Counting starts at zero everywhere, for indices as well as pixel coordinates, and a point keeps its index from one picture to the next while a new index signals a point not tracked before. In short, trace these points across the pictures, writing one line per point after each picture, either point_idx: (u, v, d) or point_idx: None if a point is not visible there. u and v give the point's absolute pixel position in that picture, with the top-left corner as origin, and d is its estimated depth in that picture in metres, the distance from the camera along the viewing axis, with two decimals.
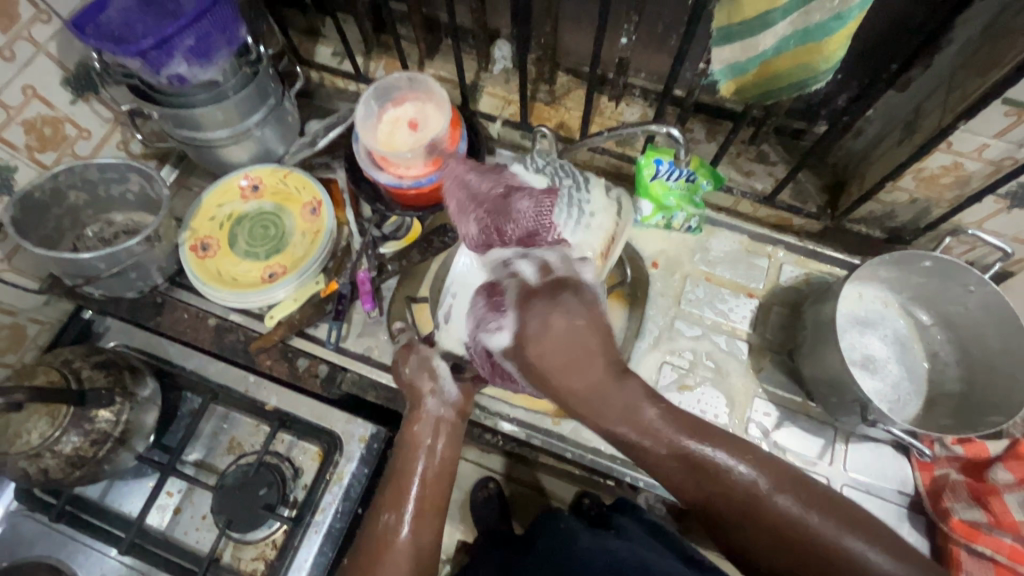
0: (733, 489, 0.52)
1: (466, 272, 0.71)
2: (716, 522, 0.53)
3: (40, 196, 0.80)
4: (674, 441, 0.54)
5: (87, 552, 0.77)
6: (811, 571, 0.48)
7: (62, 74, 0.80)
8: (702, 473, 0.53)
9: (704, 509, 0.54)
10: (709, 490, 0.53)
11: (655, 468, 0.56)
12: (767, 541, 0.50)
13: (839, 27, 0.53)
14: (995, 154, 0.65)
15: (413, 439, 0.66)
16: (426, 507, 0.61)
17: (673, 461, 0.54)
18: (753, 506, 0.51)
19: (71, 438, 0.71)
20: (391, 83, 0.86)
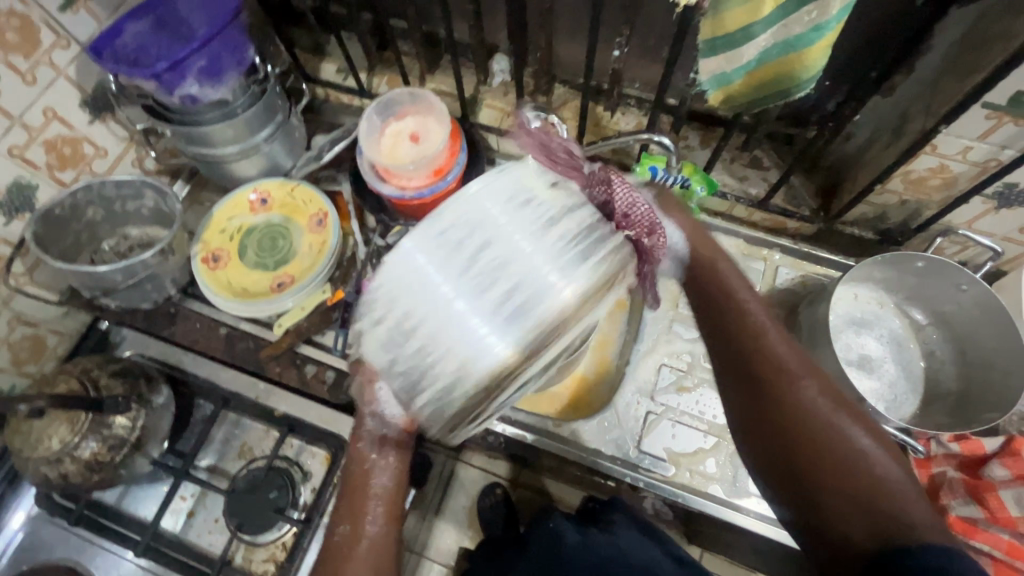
0: (781, 367, 0.55)
1: (410, 254, 0.48)
2: (743, 378, 0.56)
3: (60, 212, 0.84)
4: (743, 307, 0.57)
5: (104, 555, 0.81)
6: (802, 441, 0.52)
7: (81, 96, 0.85)
8: (758, 341, 0.56)
9: (737, 366, 0.57)
10: (745, 360, 0.56)
11: (719, 320, 0.58)
12: (782, 416, 0.54)
13: (818, 37, 0.55)
14: (980, 156, 0.67)
15: (358, 455, 0.56)
16: (387, 520, 0.55)
17: (732, 314, 0.57)
18: (785, 390, 0.54)
19: (89, 443, 0.74)
20: (393, 98, 0.89)
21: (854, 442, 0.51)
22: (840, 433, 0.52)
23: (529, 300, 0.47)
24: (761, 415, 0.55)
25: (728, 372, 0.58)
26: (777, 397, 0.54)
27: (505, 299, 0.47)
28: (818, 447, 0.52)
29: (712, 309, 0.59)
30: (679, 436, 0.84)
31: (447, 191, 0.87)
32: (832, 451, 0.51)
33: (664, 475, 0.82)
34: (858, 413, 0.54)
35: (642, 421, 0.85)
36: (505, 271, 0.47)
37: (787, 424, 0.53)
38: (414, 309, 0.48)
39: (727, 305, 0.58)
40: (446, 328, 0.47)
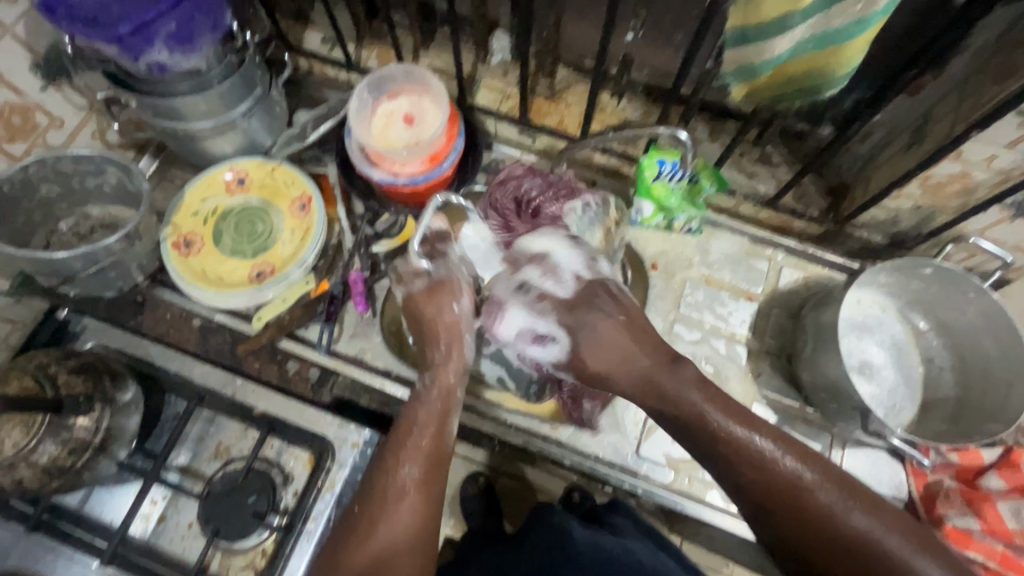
0: (797, 499, 0.54)
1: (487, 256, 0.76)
2: (755, 503, 0.56)
3: (9, 189, 0.76)
4: (722, 427, 0.58)
5: (68, 563, 0.73)
6: (830, 556, 0.51)
7: (31, 58, 0.75)
8: (761, 471, 0.55)
9: (738, 490, 0.57)
10: (758, 489, 0.55)
11: (710, 450, 0.59)
12: (804, 534, 0.53)
13: (860, 32, 0.51)
14: (1005, 165, 0.64)
15: (407, 418, 0.65)
16: (432, 460, 0.62)
17: (715, 440, 0.58)
18: (817, 515, 0.52)
19: (47, 448, 0.67)
20: (385, 74, 0.82)
21: (900, 561, 0.50)
22: (880, 550, 0.50)
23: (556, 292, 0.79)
24: (797, 547, 0.53)
25: (735, 499, 0.58)
26: (807, 530, 0.53)
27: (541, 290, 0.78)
28: (853, 567, 0.51)
29: (712, 453, 0.59)
30: (678, 441, 0.82)
31: (442, 178, 0.82)
32: (879, 574, 0.50)
33: (663, 481, 0.80)
34: (878, 508, 0.52)
35: (641, 424, 0.83)
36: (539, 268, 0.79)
37: (827, 554, 0.52)
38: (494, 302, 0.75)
39: (714, 440, 0.58)
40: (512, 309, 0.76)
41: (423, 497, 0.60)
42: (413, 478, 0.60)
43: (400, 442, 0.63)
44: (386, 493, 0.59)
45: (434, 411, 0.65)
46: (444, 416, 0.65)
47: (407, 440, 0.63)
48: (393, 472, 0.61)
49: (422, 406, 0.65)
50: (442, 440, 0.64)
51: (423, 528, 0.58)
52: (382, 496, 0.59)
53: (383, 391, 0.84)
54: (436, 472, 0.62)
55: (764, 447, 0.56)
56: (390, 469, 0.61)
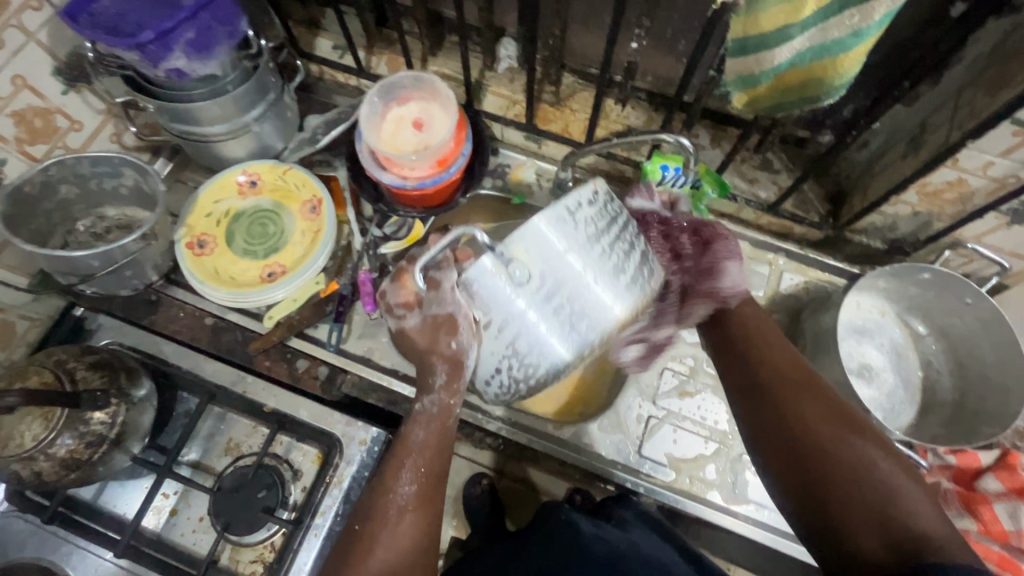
0: (790, 378, 0.59)
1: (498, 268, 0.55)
2: (770, 402, 0.59)
3: (30, 190, 0.78)
4: (761, 337, 0.64)
5: (81, 554, 0.75)
6: (831, 457, 0.53)
7: (53, 63, 0.78)
8: (764, 355, 0.62)
9: (760, 389, 0.60)
10: (755, 366, 0.62)
11: (745, 354, 0.63)
12: (810, 432, 0.55)
13: (857, 44, 0.53)
14: (1000, 173, 0.66)
15: (404, 438, 0.66)
16: (428, 479, 0.64)
17: (752, 346, 0.63)
18: (796, 399, 0.58)
19: (65, 441, 0.69)
20: (396, 81, 0.84)
21: (861, 448, 0.53)
22: (850, 441, 0.54)
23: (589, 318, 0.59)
24: (771, 420, 0.58)
25: (751, 402, 0.61)
26: (787, 405, 0.58)
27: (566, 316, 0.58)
28: (851, 476, 0.52)
29: (745, 356, 0.63)
30: (679, 441, 0.83)
31: (450, 182, 0.84)
32: (839, 456, 0.53)
33: (664, 480, 0.81)
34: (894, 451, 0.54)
35: (643, 423, 0.84)
36: (567, 289, 0.57)
37: (796, 425, 0.56)
38: (502, 328, 0.59)
39: (752, 344, 0.63)
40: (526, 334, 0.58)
41: (421, 519, 0.62)
42: (411, 497, 0.62)
43: (399, 462, 0.64)
44: (385, 513, 0.61)
45: (432, 435, 0.65)
46: (444, 436, 0.66)
47: (407, 461, 0.64)
48: (392, 491, 0.63)
49: (420, 428, 0.66)
50: (438, 456, 0.65)
51: (421, 547, 0.61)
52: (382, 515, 0.61)
53: (390, 390, 0.86)
54: (433, 489, 0.64)
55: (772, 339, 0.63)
56: (389, 488, 0.63)
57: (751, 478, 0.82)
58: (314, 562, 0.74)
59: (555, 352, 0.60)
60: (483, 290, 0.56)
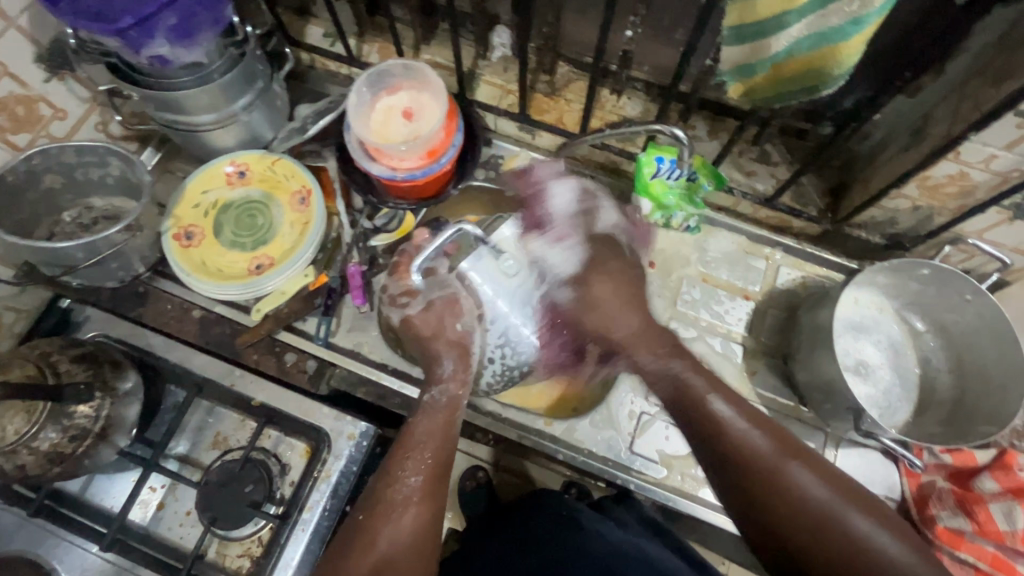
0: (766, 461, 0.57)
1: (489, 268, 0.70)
2: (749, 502, 0.56)
3: (13, 180, 0.77)
4: (722, 420, 0.60)
5: (68, 548, 0.74)
6: (824, 551, 0.52)
7: (35, 50, 0.76)
8: (736, 440, 0.59)
9: (737, 487, 0.58)
10: (730, 453, 0.58)
11: (714, 447, 0.59)
12: (797, 532, 0.53)
13: (857, 32, 0.51)
14: (1003, 166, 0.64)
15: (410, 430, 0.65)
16: (434, 472, 0.62)
17: (716, 432, 0.60)
18: (778, 486, 0.55)
19: (48, 435, 0.68)
20: (385, 69, 0.82)
21: (846, 524, 0.53)
22: (836, 517, 0.53)
23: (538, 323, 0.76)
24: (759, 514, 0.56)
25: (730, 496, 0.58)
26: (771, 493, 0.55)
27: (533, 311, 0.74)
28: (849, 563, 0.51)
29: (715, 451, 0.59)
30: (671, 438, 0.82)
31: (441, 174, 0.82)
32: (831, 540, 0.52)
33: (656, 477, 0.80)
34: (860, 499, 0.55)
35: (635, 420, 0.83)
36: (540, 292, 0.75)
37: (786, 517, 0.54)
38: (496, 318, 0.72)
39: (717, 435, 0.60)
40: (508, 319, 0.72)
41: (426, 510, 0.60)
42: (417, 488, 0.60)
43: (406, 452, 0.62)
44: (391, 504, 0.59)
45: (437, 426, 0.65)
46: (449, 428, 0.66)
47: (413, 451, 0.63)
48: (399, 481, 0.61)
49: (425, 420, 0.65)
50: (445, 449, 0.64)
51: (425, 539, 0.59)
52: (387, 505, 0.59)
53: (379, 384, 0.85)
54: (438, 482, 0.62)
55: (730, 414, 0.60)
56: (395, 478, 0.61)
57: None
58: (302, 557, 0.73)
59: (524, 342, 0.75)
60: (481, 276, 0.69)
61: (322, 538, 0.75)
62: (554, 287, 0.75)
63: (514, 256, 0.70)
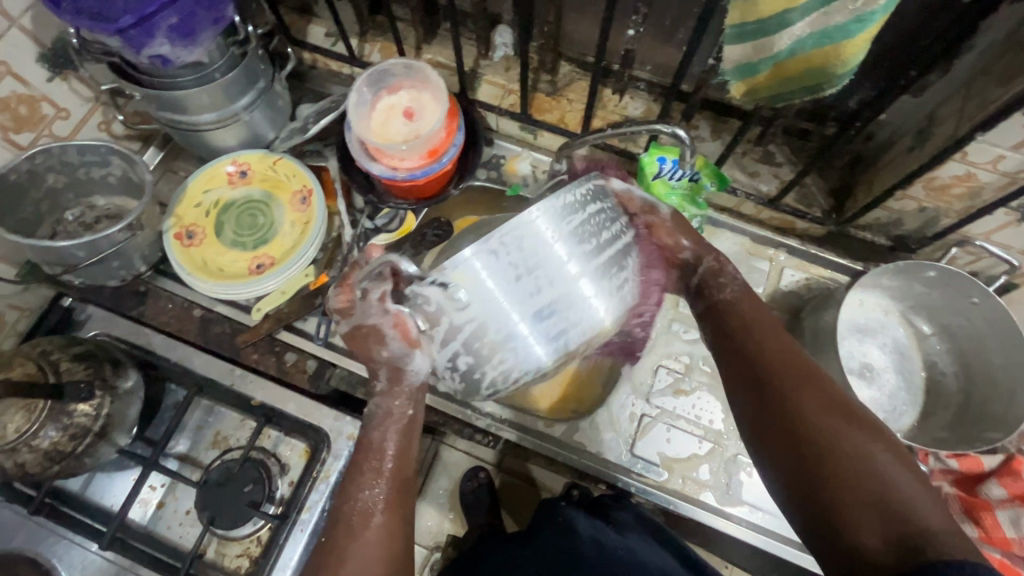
0: (793, 376, 0.53)
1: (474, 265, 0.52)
2: (765, 390, 0.54)
3: (16, 179, 0.77)
4: (755, 322, 0.58)
5: (67, 546, 0.75)
6: (827, 454, 0.49)
7: (38, 50, 0.76)
8: (767, 349, 0.56)
9: (753, 377, 0.55)
10: (755, 359, 0.55)
11: (736, 341, 0.57)
12: (803, 429, 0.51)
13: (860, 30, 0.50)
14: (1011, 167, 0.63)
15: (366, 442, 0.62)
16: (395, 480, 0.60)
17: (744, 330, 0.58)
18: (798, 400, 0.52)
19: (48, 433, 0.69)
20: (386, 69, 0.82)
21: (857, 440, 0.49)
22: (850, 431, 0.50)
23: (564, 318, 0.54)
24: (775, 422, 0.53)
25: (743, 389, 0.56)
26: (789, 400, 0.52)
27: (536, 312, 0.53)
28: (850, 469, 0.48)
29: (738, 346, 0.57)
30: (672, 441, 0.81)
31: (441, 173, 0.82)
32: (839, 446, 0.49)
33: (656, 480, 0.80)
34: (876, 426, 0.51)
35: (636, 422, 0.82)
36: (543, 284, 0.53)
37: (799, 426, 0.51)
38: (498, 325, 0.54)
39: (746, 332, 0.57)
40: (494, 329, 0.54)
41: (392, 517, 0.59)
42: (378, 498, 0.59)
43: (364, 466, 0.61)
44: (352, 521, 0.58)
45: (395, 432, 0.62)
46: (408, 431, 0.63)
47: (372, 463, 0.61)
48: (356, 497, 0.59)
49: (378, 430, 0.62)
50: (404, 455, 0.62)
51: (394, 549, 0.57)
52: (347, 525, 0.57)
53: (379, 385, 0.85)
54: (400, 489, 0.61)
55: (767, 317, 0.58)
56: (353, 494, 0.59)
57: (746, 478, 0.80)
58: (300, 558, 0.73)
59: (531, 355, 0.55)
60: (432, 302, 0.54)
61: (321, 539, 0.75)
62: (590, 284, 0.54)
63: (485, 250, 0.51)
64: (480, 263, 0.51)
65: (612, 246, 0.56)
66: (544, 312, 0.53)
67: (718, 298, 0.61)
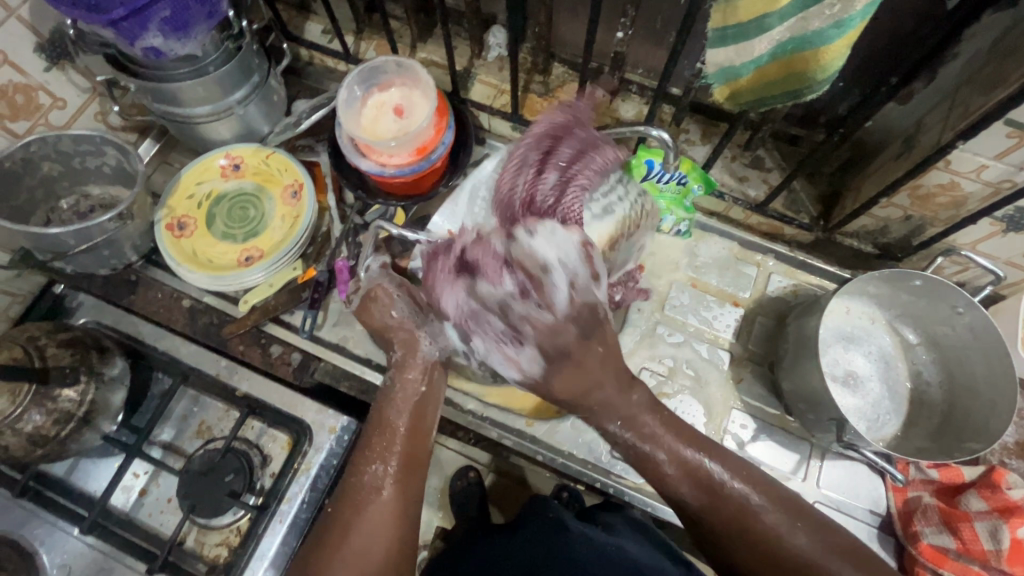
0: (745, 522, 0.55)
1: None
2: (718, 543, 0.57)
3: (10, 166, 0.78)
4: (678, 458, 0.58)
5: (50, 529, 0.75)
6: None
7: (35, 40, 0.78)
8: (698, 485, 0.57)
9: (705, 529, 0.57)
10: (716, 522, 0.56)
11: (678, 494, 0.58)
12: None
13: (838, 35, 0.51)
14: (994, 176, 0.63)
15: (383, 414, 0.63)
16: (410, 458, 0.61)
17: (677, 480, 0.58)
18: (754, 538, 0.54)
19: (33, 417, 0.70)
20: (377, 66, 0.83)
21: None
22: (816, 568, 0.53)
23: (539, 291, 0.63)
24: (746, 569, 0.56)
25: (701, 535, 0.58)
26: (745, 546, 0.55)
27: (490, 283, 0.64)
28: None
29: (685, 502, 0.58)
30: None
31: (430, 170, 0.82)
32: None
33: (635, 482, 0.80)
34: (833, 541, 0.54)
35: None
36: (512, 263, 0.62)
37: (761, 570, 0.54)
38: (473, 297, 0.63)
39: (682, 485, 0.57)
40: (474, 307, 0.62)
41: (399, 495, 0.59)
42: (387, 477, 0.60)
43: (374, 442, 0.62)
44: (359, 496, 0.59)
45: (406, 403, 0.64)
46: (422, 406, 0.65)
47: (383, 441, 0.62)
48: (365, 471, 0.60)
49: (395, 396, 0.64)
50: (419, 431, 0.63)
51: (399, 529, 0.58)
52: (358, 497, 0.59)
53: (363, 379, 0.86)
54: (412, 471, 0.61)
55: (690, 453, 0.58)
56: (361, 469, 0.60)
57: None
58: (278, 548, 0.74)
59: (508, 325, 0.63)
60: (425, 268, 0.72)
61: (299, 530, 0.75)
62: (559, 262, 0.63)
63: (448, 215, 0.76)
64: None
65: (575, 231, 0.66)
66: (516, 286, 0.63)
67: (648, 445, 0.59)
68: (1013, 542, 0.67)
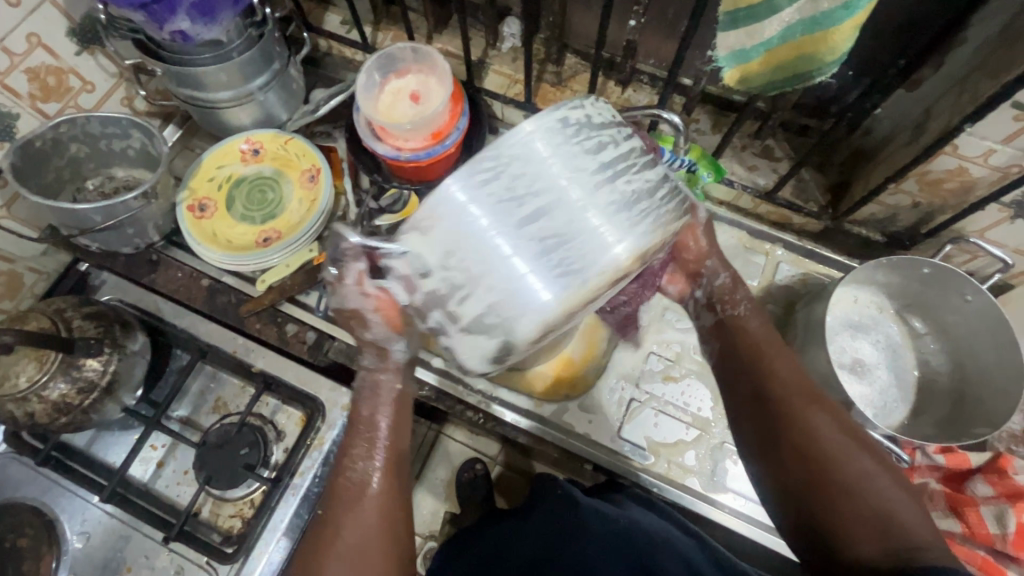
0: (788, 389, 0.58)
1: (459, 199, 0.44)
2: (759, 403, 0.59)
3: (41, 145, 0.81)
4: (749, 336, 0.63)
5: (71, 498, 0.78)
6: (826, 473, 0.53)
7: (68, 24, 0.81)
8: (760, 360, 0.61)
9: (752, 393, 0.60)
10: (757, 386, 0.59)
11: (737, 359, 0.62)
12: (802, 450, 0.55)
13: (846, 17, 0.52)
14: (1002, 161, 0.63)
15: (359, 418, 0.63)
16: (392, 460, 0.62)
17: (740, 351, 0.62)
18: (800, 427, 0.56)
19: (58, 385, 0.72)
20: (395, 53, 0.85)
21: (861, 469, 0.53)
22: (847, 458, 0.53)
23: (576, 250, 0.44)
24: (770, 439, 0.57)
25: (742, 404, 0.61)
26: (782, 410, 0.57)
27: (555, 255, 0.44)
28: (851, 492, 0.52)
29: (738, 369, 0.62)
30: (660, 425, 0.82)
31: (445, 155, 0.84)
32: (837, 471, 0.53)
33: (642, 463, 0.81)
34: (870, 445, 0.55)
35: (625, 406, 0.84)
36: (544, 214, 0.44)
37: (790, 437, 0.56)
38: (485, 262, 0.44)
39: (747, 354, 0.62)
40: (490, 271, 0.44)
41: (387, 490, 0.61)
42: (374, 473, 0.61)
43: (357, 440, 0.62)
44: (349, 493, 0.60)
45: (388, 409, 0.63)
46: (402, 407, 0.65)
47: (366, 436, 0.62)
48: (350, 469, 0.61)
49: (373, 405, 0.63)
50: (399, 434, 0.64)
51: (390, 524, 0.59)
52: (345, 495, 0.60)
53: None
54: (398, 464, 0.63)
55: (767, 336, 0.63)
56: (347, 468, 0.61)
57: (732, 467, 0.80)
58: (291, 520, 0.76)
59: (530, 296, 0.45)
60: (423, 246, 0.46)
61: (311, 504, 0.77)
62: (614, 222, 0.45)
63: (546, 129, 0.45)
64: (464, 191, 0.43)
65: (652, 185, 0.48)
66: (558, 248, 0.44)
67: (724, 321, 0.65)
68: (1019, 527, 0.66)
